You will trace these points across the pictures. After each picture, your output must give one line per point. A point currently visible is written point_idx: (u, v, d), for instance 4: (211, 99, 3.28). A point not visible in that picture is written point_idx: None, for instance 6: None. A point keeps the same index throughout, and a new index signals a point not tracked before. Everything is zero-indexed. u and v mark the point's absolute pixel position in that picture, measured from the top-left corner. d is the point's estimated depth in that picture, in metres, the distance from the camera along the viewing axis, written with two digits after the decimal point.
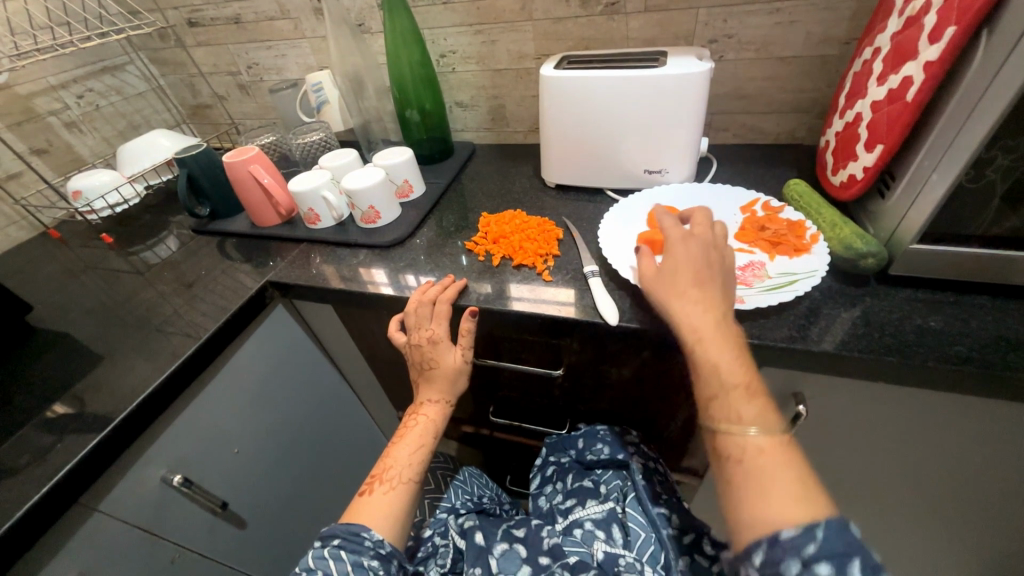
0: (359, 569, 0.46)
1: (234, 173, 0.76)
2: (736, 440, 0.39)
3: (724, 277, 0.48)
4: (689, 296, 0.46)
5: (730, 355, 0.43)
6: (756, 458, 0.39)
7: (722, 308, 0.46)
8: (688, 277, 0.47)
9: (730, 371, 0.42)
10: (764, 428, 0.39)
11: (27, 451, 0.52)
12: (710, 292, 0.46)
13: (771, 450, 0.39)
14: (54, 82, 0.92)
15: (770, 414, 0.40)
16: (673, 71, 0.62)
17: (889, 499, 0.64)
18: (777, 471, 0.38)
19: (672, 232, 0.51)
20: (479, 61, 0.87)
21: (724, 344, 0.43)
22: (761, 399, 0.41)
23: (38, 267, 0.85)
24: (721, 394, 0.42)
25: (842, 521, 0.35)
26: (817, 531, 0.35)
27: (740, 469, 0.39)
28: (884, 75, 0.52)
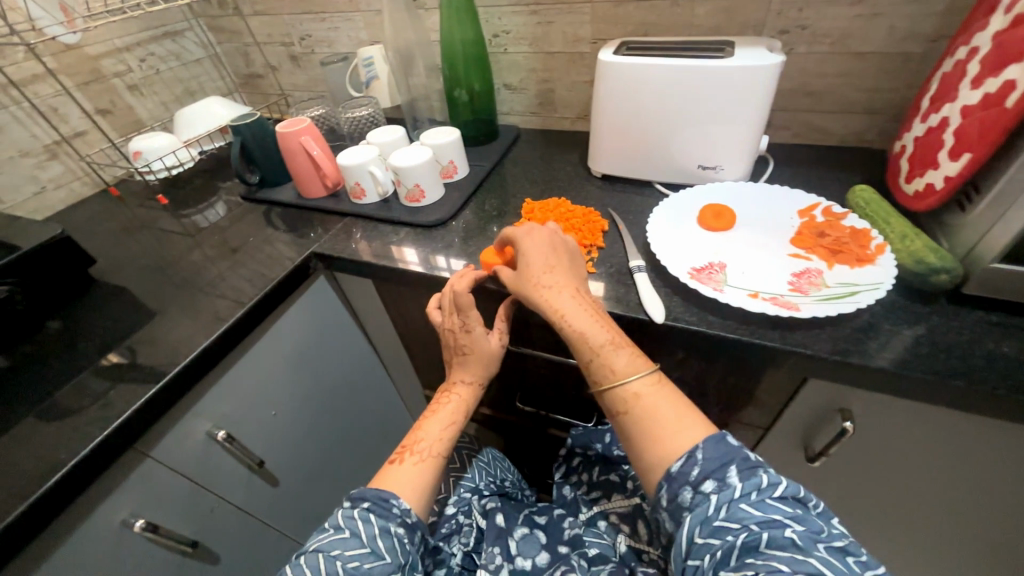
0: (385, 534, 0.46)
1: (286, 143, 0.77)
2: (620, 395, 0.45)
3: (569, 254, 0.54)
4: (543, 284, 0.50)
5: (590, 319, 0.48)
6: (638, 404, 0.45)
7: (576, 281, 0.52)
8: (539, 266, 0.51)
9: (594, 334, 0.47)
10: (638, 375, 0.46)
11: (89, 394, 0.55)
12: (561, 273, 0.51)
13: (646, 391, 0.45)
14: (120, 45, 0.95)
15: (638, 360, 0.47)
16: (741, 62, 0.59)
17: (929, 528, 0.61)
18: (658, 404, 0.44)
19: (517, 234, 0.55)
20: (532, 43, 0.85)
21: (585, 312, 0.49)
22: (628, 348, 0.48)
23: (99, 223, 0.89)
24: (596, 356, 0.47)
25: (714, 433, 0.42)
26: (699, 453, 0.41)
27: (631, 419, 0.45)
28: (980, 78, 0.48)
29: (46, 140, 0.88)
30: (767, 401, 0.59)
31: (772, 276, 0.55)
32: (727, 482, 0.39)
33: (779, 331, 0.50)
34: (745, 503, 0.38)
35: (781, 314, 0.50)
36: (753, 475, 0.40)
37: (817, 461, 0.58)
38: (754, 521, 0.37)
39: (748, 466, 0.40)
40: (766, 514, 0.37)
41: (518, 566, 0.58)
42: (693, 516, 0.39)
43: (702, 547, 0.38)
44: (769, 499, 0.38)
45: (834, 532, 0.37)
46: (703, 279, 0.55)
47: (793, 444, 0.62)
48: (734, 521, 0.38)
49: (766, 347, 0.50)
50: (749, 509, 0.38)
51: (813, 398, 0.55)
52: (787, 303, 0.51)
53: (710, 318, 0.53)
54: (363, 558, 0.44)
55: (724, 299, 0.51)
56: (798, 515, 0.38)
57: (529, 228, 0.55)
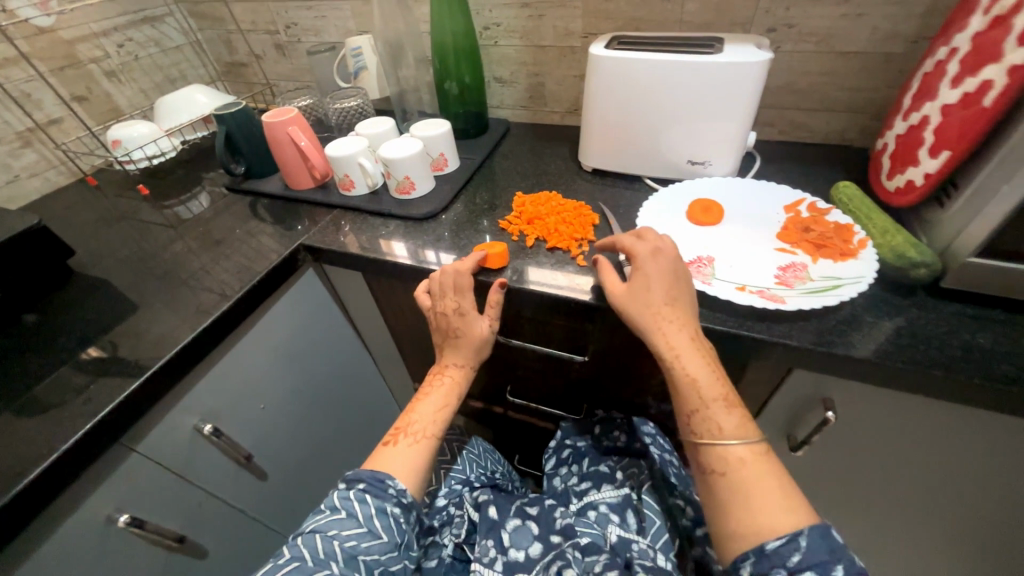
0: (381, 514, 0.47)
1: (272, 133, 0.75)
2: (720, 454, 0.43)
3: (691, 294, 0.51)
4: (664, 320, 0.48)
5: (707, 369, 0.46)
6: (740, 470, 0.42)
7: (693, 323, 0.49)
8: (662, 296, 0.49)
9: (708, 386, 0.46)
10: (744, 440, 0.43)
11: (69, 389, 0.54)
12: (682, 309, 0.49)
13: (751, 460, 0.43)
14: (97, 29, 0.92)
15: (747, 424, 0.44)
16: (731, 59, 0.60)
17: (904, 512, 0.64)
18: (761, 479, 0.42)
19: (638, 257, 0.52)
20: (523, 36, 0.85)
21: (702, 359, 0.47)
22: (739, 410, 0.45)
23: (76, 213, 0.87)
24: (703, 407, 0.45)
25: (822, 525, 0.40)
26: (802, 539, 0.39)
27: (725, 481, 0.43)
28: (959, 78, 0.49)
29: (18, 127, 0.84)
30: (752, 392, 0.61)
31: (759, 269, 0.56)
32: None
33: (765, 323, 0.52)
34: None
35: (767, 307, 0.51)
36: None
37: (800, 450, 0.60)
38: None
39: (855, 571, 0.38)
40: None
41: (511, 558, 0.58)
42: None
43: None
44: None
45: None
46: (692, 272, 0.56)
47: (777, 434, 0.63)
48: None
49: (753, 339, 0.51)
50: None
51: (796, 388, 0.56)
52: (773, 296, 0.52)
53: (699, 310, 0.54)
54: (360, 537, 0.46)
55: (712, 292, 0.52)
56: None
57: (653, 249, 0.52)
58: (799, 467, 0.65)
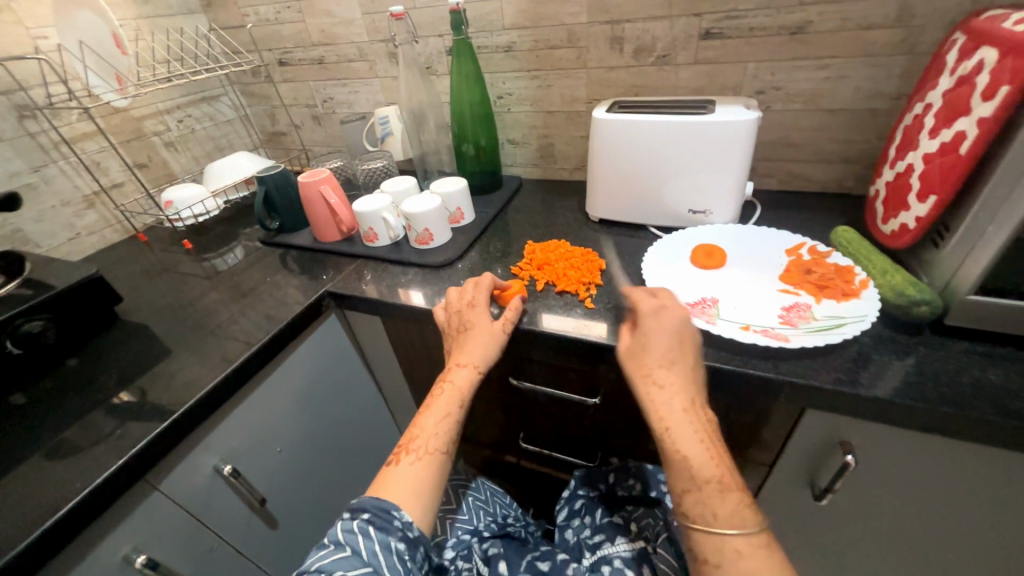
0: (385, 550, 0.45)
1: (306, 191, 0.83)
2: (714, 542, 0.41)
3: (695, 362, 0.51)
4: (654, 386, 0.49)
5: (700, 447, 0.45)
6: (735, 562, 0.40)
7: (692, 395, 0.49)
8: (656, 360, 0.50)
9: (701, 466, 0.44)
10: (740, 527, 0.41)
11: (104, 427, 0.57)
12: (679, 380, 0.49)
13: (751, 552, 0.40)
14: (162, 108, 1.05)
15: (745, 512, 0.42)
16: (721, 118, 0.65)
17: (947, 569, 0.59)
18: (761, 571, 0.39)
19: (642, 317, 0.54)
20: (533, 103, 0.94)
21: (695, 436, 0.46)
22: (737, 494, 0.43)
23: (126, 266, 0.95)
24: (695, 489, 0.44)
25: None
26: None
27: (718, 574, 0.40)
28: (936, 129, 0.53)
29: (86, 191, 0.95)
30: (767, 435, 0.60)
31: (763, 309, 0.58)
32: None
33: (772, 361, 0.52)
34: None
35: (772, 345, 0.52)
36: None
37: (824, 498, 0.58)
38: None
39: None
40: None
41: None
42: None
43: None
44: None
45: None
46: (697, 313, 0.58)
47: (799, 481, 0.61)
48: None
49: (761, 377, 0.51)
50: None
51: (812, 431, 0.55)
52: (778, 335, 0.53)
53: (705, 349, 0.55)
54: None
55: (716, 331, 0.54)
56: None
57: (658, 306, 0.54)
58: (826, 518, 0.62)
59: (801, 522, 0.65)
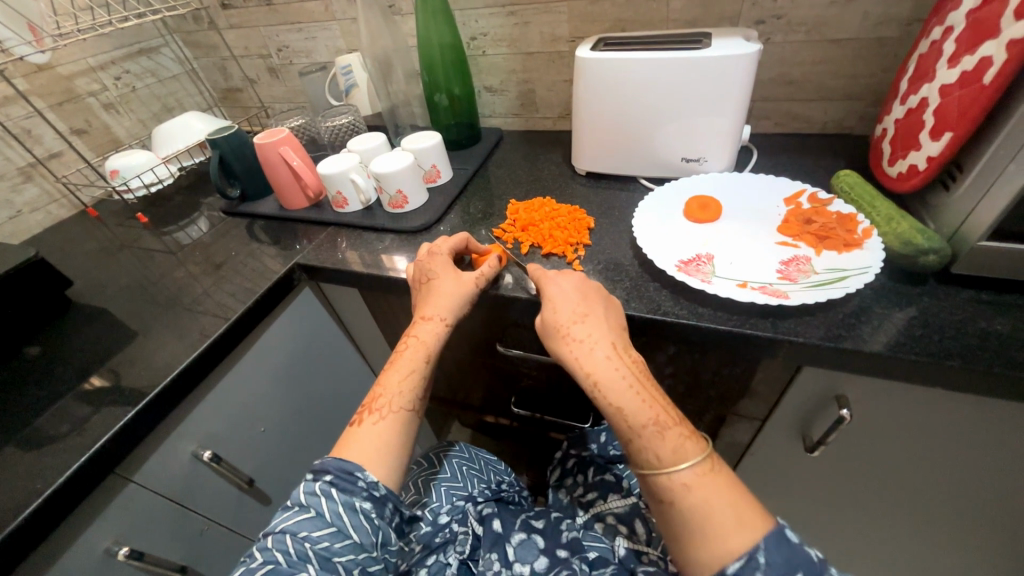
0: (350, 511, 0.43)
1: (264, 154, 0.76)
2: (667, 484, 0.40)
3: (605, 307, 0.50)
4: (573, 340, 0.47)
5: (630, 393, 0.43)
6: (687, 497, 0.39)
7: (609, 338, 0.47)
8: (567, 315, 0.48)
9: (635, 412, 0.42)
10: (686, 461, 0.40)
11: (65, 421, 0.53)
12: (594, 326, 0.47)
13: (699, 482, 0.39)
14: (94, 64, 0.93)
15: (687, 443, 0.41)
16: (718, 53, 0.59)
17: (932, 513, 0.60)
18: (711, 500, 0.38)
19: (546, 277, 0.54)
20: (510, 44, 0.85)
21: (623, 381, 0.44)
22: (678, 429, 0.42)
23: (78, 244, 0.87)
24: (635, 435, 0.42)
25: (778, 530, 0.37)
26: (761, 555, 0.36)
27: (679, 513, 0.39)
28: (956, 57, 0.48)
29: (19, 162, 0.86)
30: (761, 392, 0.58)
31: (760, 265, 0.54)
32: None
33: (770, 319, 0.50)
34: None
35: (770, 303, 0.49)
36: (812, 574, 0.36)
37: (816, 451, 0.57)
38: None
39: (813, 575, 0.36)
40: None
41: (517, 572, 0.54)
42: None
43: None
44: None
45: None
46: (691, 271, 0.54)
47: (793, 434, 0.61)
48: None
49: (759, 337, 0.49)
50: None
51: (807, 387, 0.54)
52: (776, 292, 0.50)
53: (700, 310, 0.52)
54: (332, 538, 0.42)
55: (712, 291, 0.51)
56: None
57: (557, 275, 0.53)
58: (816, 468, 0.63)
59: (790, 472, 0.66)
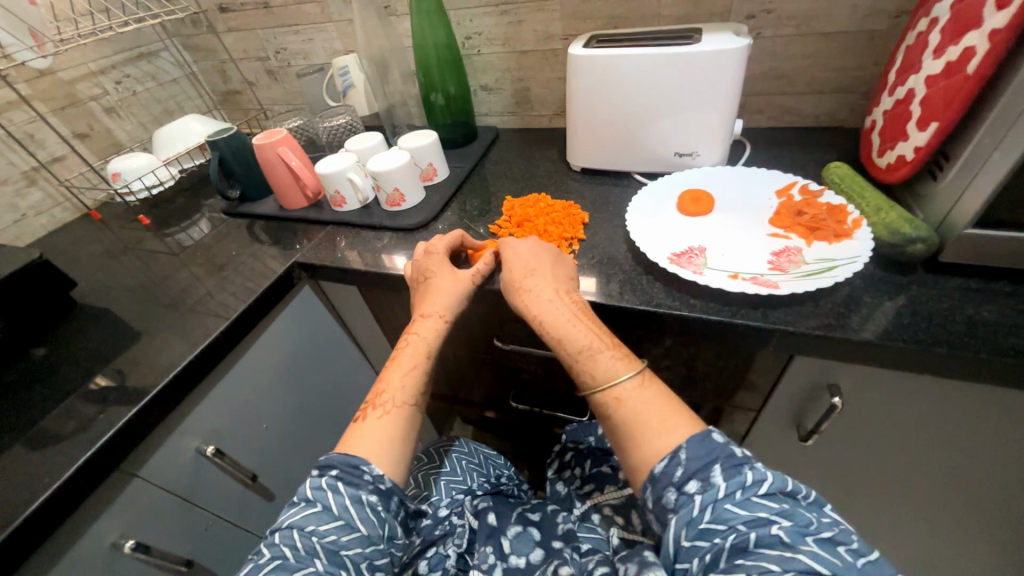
0: (357, 504, 0.44)
1: (263, 155, 0.77)
2: (601, 399, 0.45)
3: (553, 260, 0.55)
4: (523, 289, 0.52)
5: (570, 327, 0.48)
6: (618, 409, 0.43)
7: (554, 285, 0.52)
8: (518, 269, 0.54)
9: (574, 343, 0.47)
10: (618, 378, 0.44)
11: (72, 419, 0.54)
12: (540, 276, 0.53)
13: (629, 394, 0.44)
14: (94, 69, 0.95)
15: (620, 363, 0.46)
16: (707, 48, 0.59)
17: (926, 499, 0.61)
18: (639, 408, 0.43)
19: (503, 240, 0.59)
20: (505, 43, 0.86)
21: (564, 318, 0.49)
22: (612, 353, 0.46)
23: (82, 247, 0.89)
24: (575, 363, 0.47)
25: (701, 431, 0.40)
26: (683, 453, 0.39)
27: (613, 423, 0.44)
28: (941, 48, 0.48)
29: (23, 167, 0.87)
30: (755, 383, 0.59)
31: (752, 256, 0.55)
32: (711, 481, 0.37)
33: (761, 309, 0.51)
34: (731, 502, 0.37)
35: (761, 293, 0.50)
36: (739, 472, 0.38)
37: (810, 440, 0.58)
38: (740, 521, 0.36)
39: (733, 464, 0.38)
40: (751, 513, 0.36)
41: (512, 564, 0.55)
42: (678, 518, 0.38)
43: (692, 551, 0.37)
44: (754, 497, 0.36)
45: (823, 521, 0.36)
46: (683, 263, 0.55)
47: (787, 424, 0.62)
48: (721, 523, 0.36)
49: (750, 327, 0.50)
50: (733, 510, 0.36)
51: (800, 376, 0.55)
52: (767, 282, 0.51)
53: (692, 301, 0.53)
54: (339, 531, 0.43)
55: (704, 282, 0.51)
56: (788, 511, 0.36)
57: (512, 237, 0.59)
58: (811, 457, 0.64)
59: (786, 461, 0.67)
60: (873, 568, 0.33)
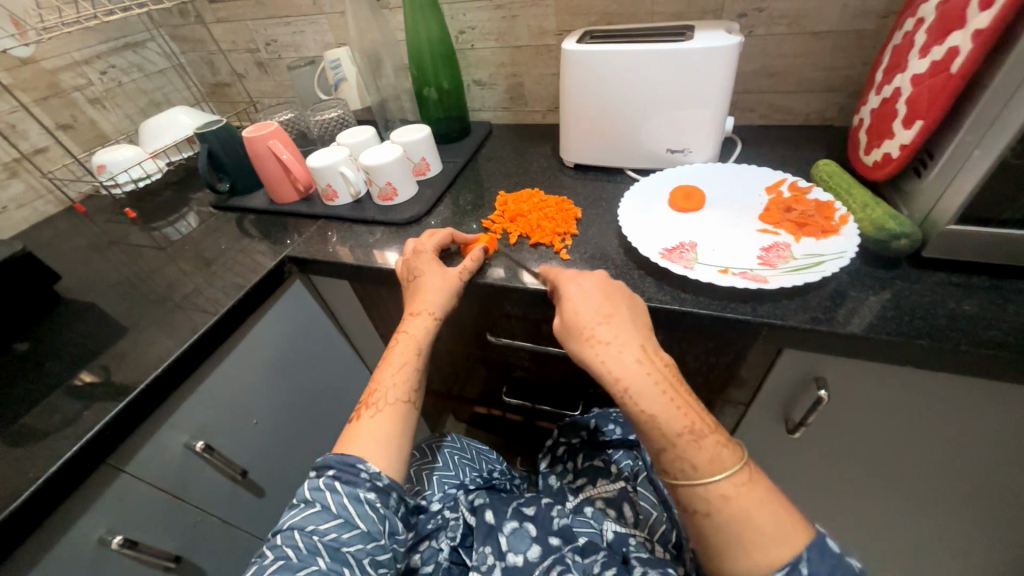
0: (355, 501, 0.44)
1: (253, 147, 0.76)
2: (703, 494, 0.41)
3: (630, 307, 0.49)
4: (600, 343, 0.46)
5: (664, 401, 0.43)
6: (725, 509, 0.40)
7: (638, 340, 0.46)
8: (593, 317, 0.47)
9: (670, 421, 0.42)
10: (723, 474, 0.41)
11: (57, 414, 0.53)
12: (621, 329, 0.46)
13: (737, 494, 0.40)
14: (78, 58, 0.93)
15: (722, 453, 0.42)
16: (700, 45, 0.60)
17: (911, 489, 0.63)
18: (751, 511, 0.40)
19: (566, 279, 0.52)
20: (498, 37, 0.85)
21: (655, 388, 0.43)
22: (712, 438, 0.43)
23: (66, 240, 0.87)
24: (670, 445, 0.43)
25: (820, 540, 0.39)
26: (803, 565, 0.37)
27: (717, 523, 0.41)
28: (927, 47, 0.49)
29: (4, 158, 0.85)
30: (745, 376, 0.60)
31: (742, 251, 0.56)
32: None
33: (750, 304, 0.51)
34: None
35: (750, 287, 0.50)
36: None
37: (797, 432, 0.59)
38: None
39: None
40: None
41: (510, 562, 0.55)
42: None
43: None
44: None
45: None
46: (674, 258, 0.55)
47: (775, 417, 0.63)
48: None
49: (740, 321, 0.50)
50: None
51: (787, 370, 0.56)
52: (756, 276, 0.51)
53: (683, 296, 0.53)
54: (339, 528, 0.43)
55: (695, 276, 0.52)
56: None
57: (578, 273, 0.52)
58: (799, 450, 0.65)
59: (775, 454, 0.68)
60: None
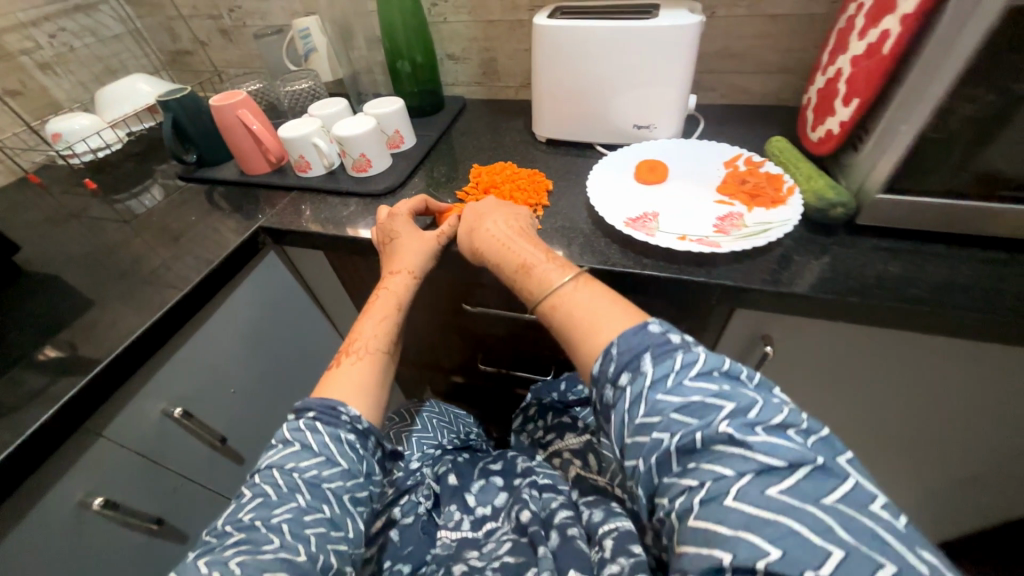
0: (336, 441, 0.46)
1: (222, 116, 0.74)
2: (542, 311, 0.48)
3: (506, 209, 0.60)
4: (471, 229, 0.58)
5: (506, 252, 0.53)
6: (554, 313, 0.46)
7: (498, 222, 0.57)
8: (469, 217, 0.60)
9: (510, 264, 0.52)
10: (549, 287, 0.47)
11: (28, 381, 0.53)
12: (486, 217, 0.58)
13: (560, 299, 0.46)
14: (25, 19, 0.88)
15: (552, 273, 0.48)
16: (663, 23, 0.63)
17: (846, 433, 0.70)
18: (572, 309, 0.45)
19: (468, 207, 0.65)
20: (471, 11, 0.86)
21: (501, 246, 0.53)
22: (549, 268, 0.49)
23: (23, 212, 0.84)
24: (517, 284, 0.51)
25: (635, 326, 0.41)
26: (615, 349, 0.40)
27: (554, 329, 0.46)
28: (864, 31, 0.54)
29: None
30: (701, 336, 0.65)
31: (699, 220, 0.60)
32: (640, 370, 0.38)
33: (705, 267, 0.56)
34: (661, 391, 0.37)
35: (705, 251, 0.55)
36: (668, 358, 0.38)
37: None
38: (671, 407, 0.36)
39: (664, 350, 0.38)
40: (684, 398, 0.36)
41: (478, 514, 0.60)
42: (617, 414, 0.38)
43: (636, 449, 0.37)
44: (686, 381, 0.37)
45: (772, 405, 0.36)
46: (637, 227, 0.59)
47: None
48: (655, 415, 0.36)
49: (695, 282, 0.55)
50: (665, 395, 0.36)
51: (738, 329, 0.61)
52: (711, 242, 0.56)
53: (644, 260, 0.57)
54: (320, 466, 0.44)
55: (655, 242, 0.56)
56: (722, 391, 0.36)
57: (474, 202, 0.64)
58: None
59: None
60: (823, 444, 0.35)
